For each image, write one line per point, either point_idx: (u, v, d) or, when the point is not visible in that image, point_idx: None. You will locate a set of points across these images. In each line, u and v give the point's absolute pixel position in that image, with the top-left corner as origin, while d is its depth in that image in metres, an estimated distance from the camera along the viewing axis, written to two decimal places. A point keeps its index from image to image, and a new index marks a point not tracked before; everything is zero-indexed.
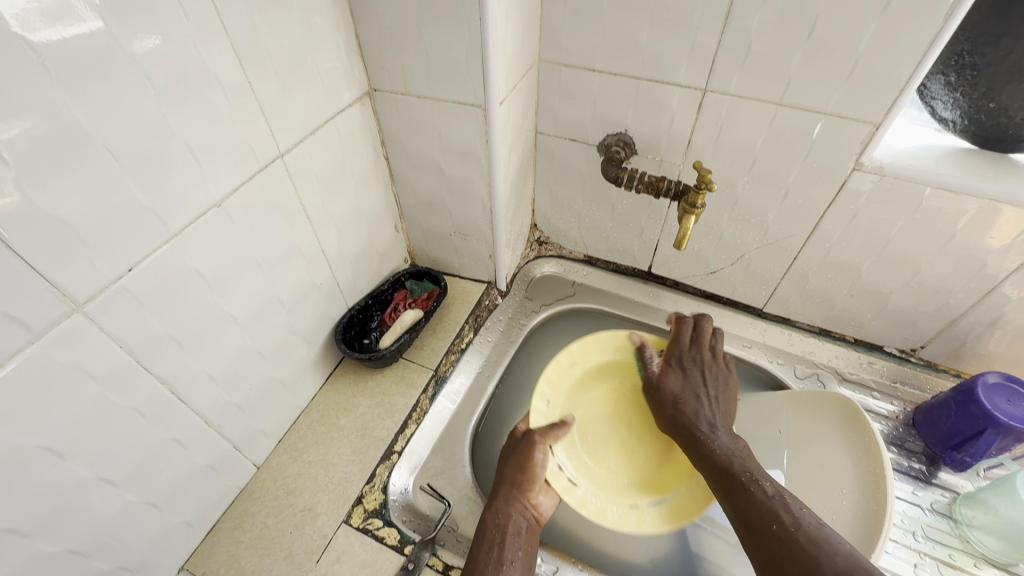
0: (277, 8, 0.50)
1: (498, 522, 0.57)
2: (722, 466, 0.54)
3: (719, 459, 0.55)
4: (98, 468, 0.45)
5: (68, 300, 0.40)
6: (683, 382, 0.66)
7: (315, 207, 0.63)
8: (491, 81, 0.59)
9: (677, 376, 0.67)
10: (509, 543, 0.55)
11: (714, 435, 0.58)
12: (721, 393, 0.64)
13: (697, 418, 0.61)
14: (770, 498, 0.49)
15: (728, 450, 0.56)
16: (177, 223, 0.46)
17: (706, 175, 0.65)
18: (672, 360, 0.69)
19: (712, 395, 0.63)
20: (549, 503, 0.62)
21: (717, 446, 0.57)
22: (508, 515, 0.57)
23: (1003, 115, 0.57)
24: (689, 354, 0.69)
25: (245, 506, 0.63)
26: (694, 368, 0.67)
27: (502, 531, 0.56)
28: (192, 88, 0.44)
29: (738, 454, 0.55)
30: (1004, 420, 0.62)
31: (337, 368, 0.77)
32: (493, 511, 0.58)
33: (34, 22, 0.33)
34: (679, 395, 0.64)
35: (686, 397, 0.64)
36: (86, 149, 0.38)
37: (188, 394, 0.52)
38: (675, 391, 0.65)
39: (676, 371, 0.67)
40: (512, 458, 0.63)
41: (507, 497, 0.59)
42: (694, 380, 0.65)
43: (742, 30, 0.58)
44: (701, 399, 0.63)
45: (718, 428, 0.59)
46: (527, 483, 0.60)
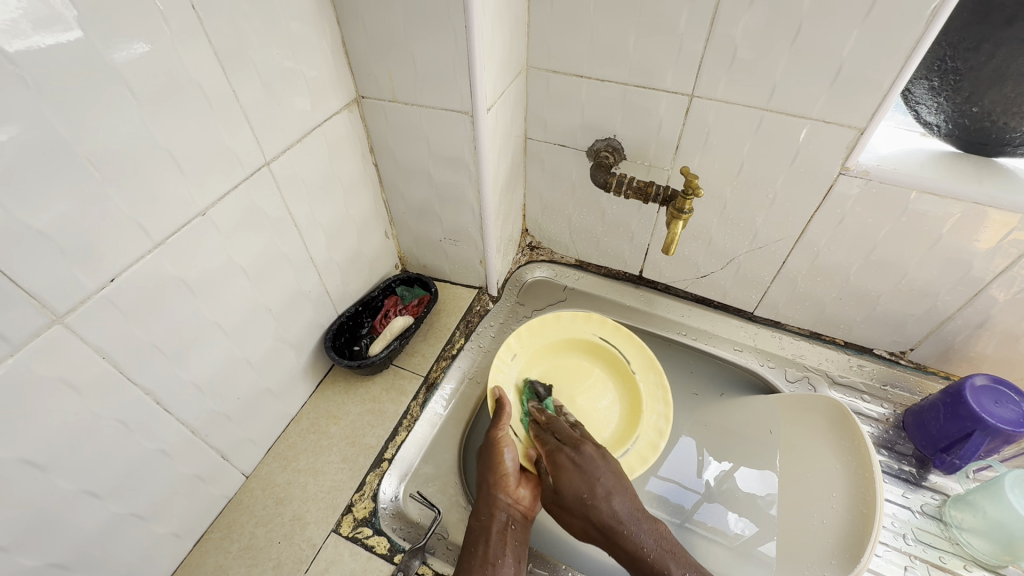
0: (261, 16, 0.50)
1: (482, 524, 0.57)
2: (643, 565, 0.53)
3: (643, 557, 0.53)
4: (81, 480, 0.45)
5: (48, 310, 0.39)
6: (586, 476, 0.59)
7: (303, 215, 0.63)
8: (477, 88, 0.59)
9: (574, 469, 0.59)
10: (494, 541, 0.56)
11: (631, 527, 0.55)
12: (614, 471, 0.60)
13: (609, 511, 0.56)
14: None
15: (651, 547, 0.54)
16: (161, 233, 0.46)
17: (693, 181, 0.65)
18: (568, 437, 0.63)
19: (612, 477, 0.59)
20: (533, 496, 0.62)
21: (636, 543, 0.54)
22: (489, 513, 0.58)
23: (986, 120, 0.57)
24: (572, 444, 0.62)
25: (234, 515, 0.63)
26: (585, 454, 0.61)
27: (487, 528, 0.57)
28: (175, 97, 0.44)
29: (657, 550, 0.54)
30: (991, 421, 0.62)
31: (327, 375, 0.77)
32: (476, 513, 0.58)
33: (22, 28, 0.34)
34: (591, 487, 0.58)
35: (594, 488, 0.57)
36: (66, 160, 0.38)
37: (173, 404, 0.52)
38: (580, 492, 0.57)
39: (570, 467, 0.60)
40: (486, 455, 0.63)
41: (487, 496, 0.59)
42: (595, 473, 0.59)
43: (727, 36, 0.58)
44: (610, 486, 0.58)
45: (626, 505, 0.57)
46: (504, 480, 0.60)
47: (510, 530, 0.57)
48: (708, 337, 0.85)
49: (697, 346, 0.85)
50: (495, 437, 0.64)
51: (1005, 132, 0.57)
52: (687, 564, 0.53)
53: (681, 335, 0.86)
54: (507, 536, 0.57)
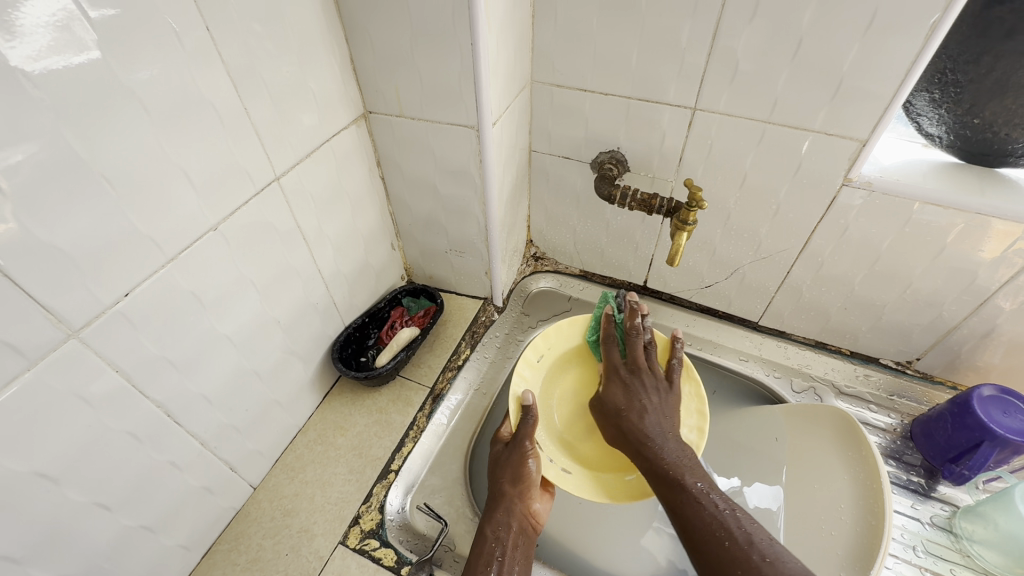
0: (272, 35, 0.51)
1: (499, 533, 0.56)
2: (660, 475, 0.54)
3: (660, 465, 0.54)
4: (94, 493, 0.46)
5: (64, 326, 0.40)
6: (626, 393, 0.62)
7: (311, 228, 0.64)
8: (483, 103, 0.60)
9: (619, 386, 0.64)
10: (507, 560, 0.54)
11: (659, 438, 0.57)
12: (664, 403, 0.61)
13: (640, 418, 0.59)
14: (722, 516, 0.48)
15: (673, 458, 0.55)
16: (173, 248, 0.47)
17: (696, 193, 0.66)
18: (638, 362, 0.64)
19: (665, 412, 0.60)
20: (545, 509, 0.63)
21: (662, 453, 0.55)
22: (507, 524, 0.57)
23: (987, 130, 0.57)
24: (633, 368, 0.64)
25: (242, 527, 0.63)
26: (640, 379, 0.63)
27: (504, 545, 0.55)
28: (187, 114, 0.45)
29: (679, 460, 0.54)
30: (999, 432, 0.62)
31: (334, 386, 0.78)
32: (493, 522, 0.57)
33: (41, 48, 0.34)
34: (626, 403, 0.61)
35: (631, 402, 0.61)
36: (84, 178, 0.39)
37: (184, 417, 0.52)
38: (619, 399, 0.62)
39: (619, 383, 0.64)
40: (506, 461, 0.62)
41: (507, 506, 0.59)
42: (642, 391, 0.62)
43: (729, 50, 0.59)
44: (649, 407, 0.60)
45: (661, 426, 0.58)
46: (524, 484, 0.61)
47: (523, 542, 0.57)
48: (713, 347, 0.85)
49: (702, 356, 0.85)
50: (520, 446, 0.63)
51: (1006, 143, 0.58)
52: (704, 479, 0.52)
53: (687, 344, 0.86)
54: (519, 548, 0.56)
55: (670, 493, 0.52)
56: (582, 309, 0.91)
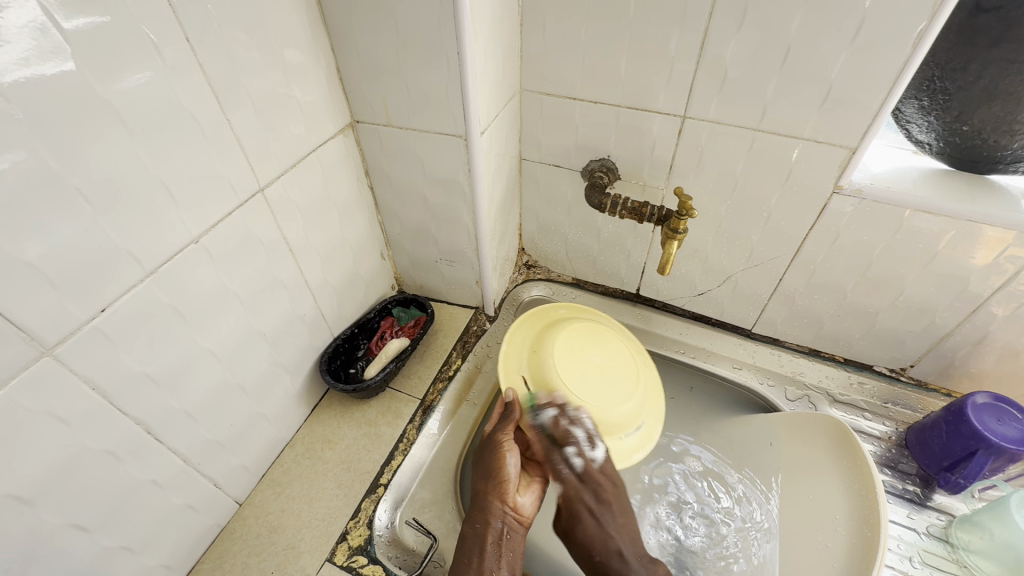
0: (256, 46, 0.50)
1: (477, 533, 0.56)
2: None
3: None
4: (70, 514, 0.44)
5: (38, 343, 0.39)
6: (599, 531, 0.58)
7: (297, 240, 0.63)
8: (471, 112, 0.60)
9: (591, 522, 0.58)
10: (489, 556, 0.54)
11: (625, 549, 0.57)
12: (625, 531, 0.59)
13: (614, 564, 0.56)
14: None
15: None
16: (153, 262, 0.46)
17: (686, 202, 0.65)
18: (568, 438, 0.63)
19: (620, 523, 0.59)
20: (532, 502, 0.61)
21: (626, 570, 0.56)
22: (484, 521, 0.57)
23: (977, 138, 0.57)
24: (596, 496, 0.60)
25: (227, 545, 0.62)
26: (607, 510, 0.59)
27: (482, 541, 0.55)
28: (167, 126, 0.44)
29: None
30: (994, 440, 0.61)
31: (323, 398, 0.76)
32: (469, 521, 0.58)
33: (20, 57, 0.34)
34: (602, 542, 0.57)
35: (605, 546, 0.57)
36: (57, 191, 0.38)
37: (165, 433, 0.51)
38: (591, 538, 0.58)
39: (588, 489, 0.60)
40: (483, 458, 0.62)
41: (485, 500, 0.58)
42: (610, 517, 0.59)
43: (717, 60, 0.59)
44: (615, 536, 0.58)
45: (626, 544, 0.58)
46: (502, 480, 0.59)
47: (506, 539, 0.57)
48: (706, 355, 0.84)
49: (695, 364, 0.84)
50: (496, 441, 0.62)
51: (996, 150, 0.58)
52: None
53: (680, 353, 0.85)
54: (502, 546, 0.56)
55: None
56: None
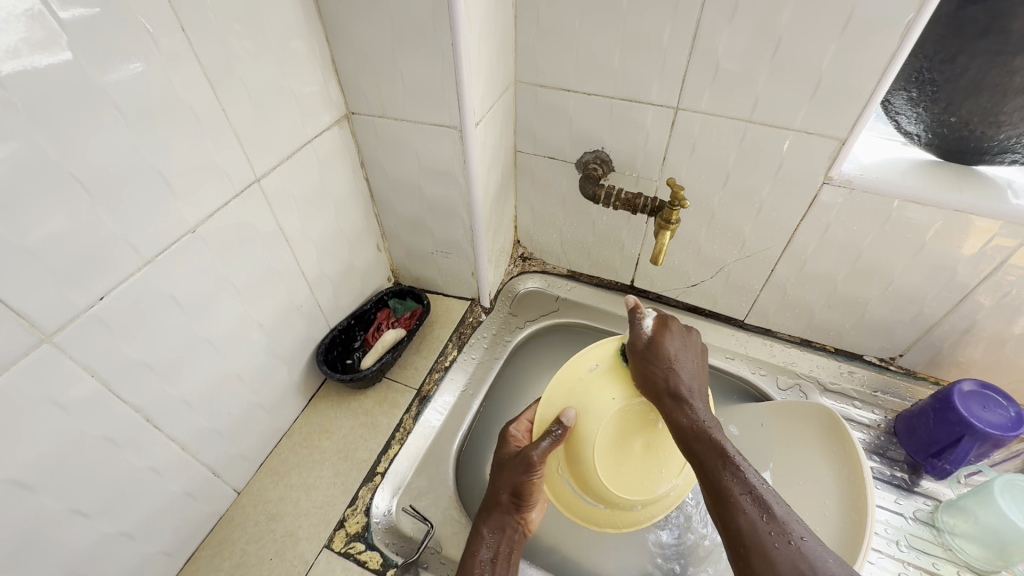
0: (252, 36, 0.51)
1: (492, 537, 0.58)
2: (700, 436, 0.50)
3: (699, 430, 0.50)
4: (70, 500, 0.45)
5: (38, 330, 0.40)
6: (679, 344, 0.59)
7: (294, 230, 0.64)
8: (466, 103, 0.60)
9: (671, 334, 0.60)
10: (500, 562, 0.57)
11: (698, 406, 0.53)
12: (699, 369, 0.58)
13: (688, 395, 0.54)
14: (758, 488, 0.43)
15: (705, 421, 0.51)
16: (151, 250, 0.46)
17: (679, 192, 0.66)
18: (664, 324, 0.61)
19: (692, 358, 0.59)
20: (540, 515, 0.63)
21: (697, 412, 0.53)
22: (502, 529, 0.59)
23: (964, 129, 0.58)
24: (649, 342, 0.59)
25: (226, 532, 0.63)
26: (676, 334, 0.60)
27: (495, 549, 0.57)
28: (163, 116, 0.45)
29: (735, 451, 0.47)
30: (980, 426, 0.63)
31: (320, 389, 0.77)
32: (491, 526, 0.59)
33: (16, 48, 0.34)
34: (674, 360, 0.57)
35: (677, 377, 0.56)
36: (54, 180, 0.38)
37: (163, 421, 0.52)
38: (665, 350, 0.58)
39: (671, 334, 0.60)
40: (510, 467, 0.61)
41: (504, 514, 0.59)
42: (687, 358, 0.58)
43: (709, 51, 0.59)
44: (685, 365, 0.57)
45: (697, 400, 0.54)
46: (523, 501, 0.60)
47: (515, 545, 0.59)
48: None
49: None
50: (526, 457, 0.59)
51: (983, 141, 0.58)
52: (737, 449, 0.48)
53: None
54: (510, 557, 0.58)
55: (710, 463, 0.47)
56: (569, 309, 0.91)
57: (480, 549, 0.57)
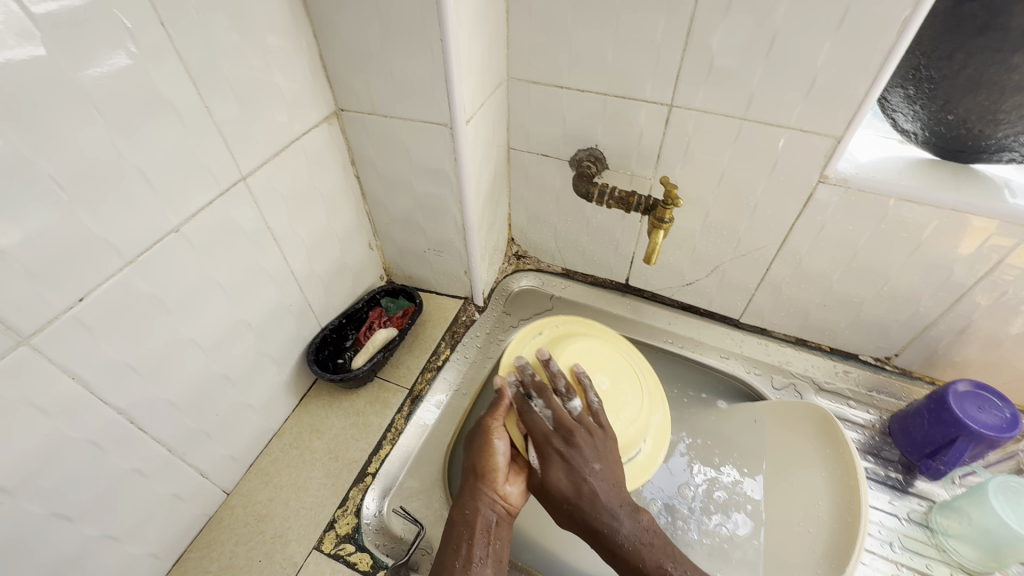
0: (235, 32, 0.50)
1: (466, 518, 0.56)
2: (625, 561, 0.53)
3: (621, 552, 0.53)
4: (51, 503, 0.44)
5: (14, 333, 0.39)
6: (570, 470, 0.56)
7: (282, 229, 0.63)
8: (456, 100, 0.59)
9: (558, 463, 0.56)
10: (477, 542, 0.54)
11: (602, 490, 0.55)
12: (614, 464, 0.57)
13: (594, 503, 0.54)
14: (660, 562, 0.52)
15: (633, 539, 0.53)
16: (133, 250, 0.46)
17: (672, 191, 0.65)
18: (571, 428, 0.58)
19: (602, 456, 0.57)
20: (520, 490, 0.61)
21: (619, 538, 0.53)
22: (475, 508, 0.57)
23: (962, 126, 0.57)
24: (564, 436, 0.58)
25: (214, 534, 0.62)
26: (578, 450, 0.57)
27: (469, 532, 0.55)
28: (143, 113, 0.44)
29: (638, 541, 0.53)
30: (974, 427, 0.62)
31: (311, 388, 0.77)
32: (459, 509, 0.57)
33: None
34: (574, 488, 0.55)
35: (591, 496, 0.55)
36: (32, 179, 0.38)
37: (148, 423, 0.51)
38: (564, 487, 0.55)
39: (560, 460, 0.57)
40: (472, 446, 0.61)
41: (470, 495, 0.58)
42: (580, 458, 0.56)
43: (703, 47, 0.59)
44: (593, 471, 0.56)
45: (613, 502, 0.55)
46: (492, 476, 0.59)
47: (496, 528, 0.56)
48: (695, 345, 0.85)
49: (684, 354, 0.84)
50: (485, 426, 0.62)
51: (980, 139, 0.58)
52: (666, 554, 0.53)
53: (668, 343, 0.85)
54: (491, 534, 0.56)
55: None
56: (563, 308, 0.90)
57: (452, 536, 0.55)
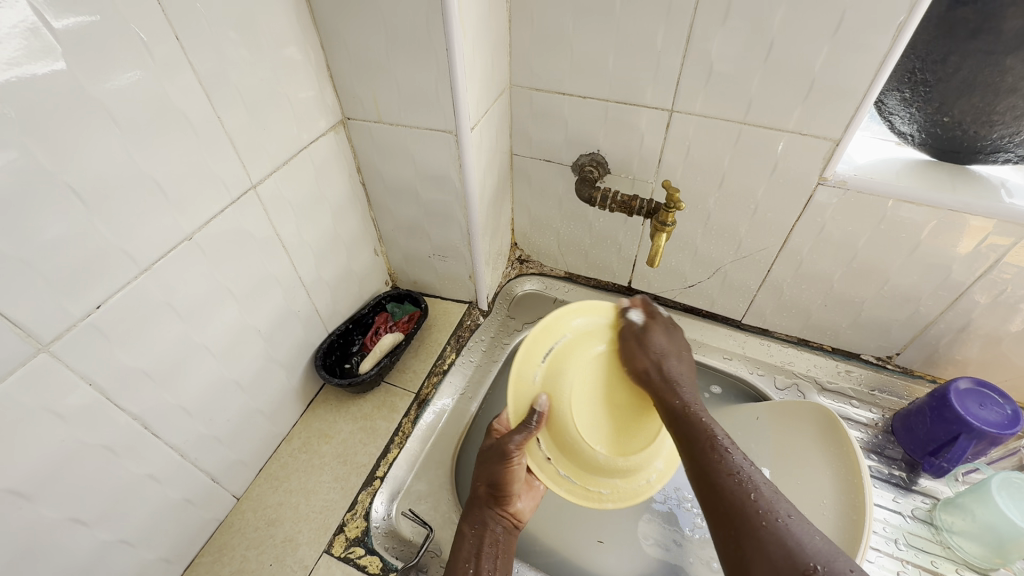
0: (247, 44, 0.51)
1: (476, 532, 0.58)
2: (693, 440, 0.48)
3: (696, 430, 0.49)
4: (68, 508, 0.45)
5: (33, 340, 0.40)
6: (660, 352, 0.59)
7: (290, 236, 0.64)
8: (461, 108, 0.60)
9: (642, 352, 0.59)
10: (485, 556, 0.56)
11: (684, 396, 0.54)
12: (687, 367, 0.58)
13: (692, 394, 0.54)
14: (748, 476, 0.43)
15: (711, 424, 0.49)
16: (147, 259, 0.46)
17: (674, 195, 0.66)
18: (641, 328, 0.62)
19: (681, 362, 0.58)
20: (528, 507, 0.63)
21: (708, 426, 0.49)
22: (484, 523, 0.59)
23: (957, 129, 0.58)
24: (640, 331, 0.62)
25: (225, 539, 0.63)
26: (673, 347, 0.60)
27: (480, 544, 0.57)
28: (158, 125, 0.45)
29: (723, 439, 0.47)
30: (976, 424, 0.63)
31: (319, 394, 0.77)
32: (471, 522, 0.59)
33: (16, 58, 0.35)
34: (666, 377, 0.56)
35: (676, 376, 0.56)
36: (50, 190, 0.38)
37: (162, 429, 0.52)
38: (667, 372, 0.57)
39: (648, 338, 0.61)
40: (487, 459, 0.61)
41: (484, 508, 0.60)
42: (678, 359, 0.58)
43: (703, 54, 0.60)
44: (680, 370, 0.57)
45: (697, 399, 0.53)
46: (501, 492, 0.60)
47: (501, 543, 0.58)
48: (698, 347, 0.86)
49: None
50: (501, 446, 0.59)
51: (976, 141, 0.58)
52: (739, 448, 0.46)
53: None
54: (498, 548, 0.58)
55: (704, 461, 0.46)
56: None
57: (465, 547, 0.57)
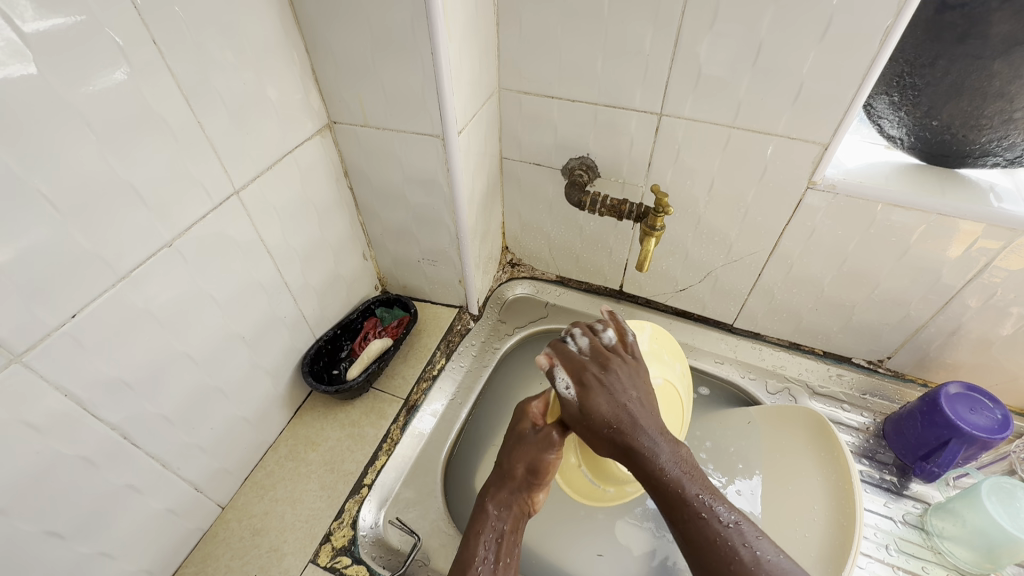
0: (228, 48, 0.50)
1: (500, 513, 0.56)
2: (661, 487, 0.46)
3: (661, 479, 0.46)
4: (45, 521, 0.44)
5: (6, 350, 0.39)
6: (611, 397, 0.50)
7: (276, 241, 0.63)
8: (447, 111, 0.59)
9: (599, 388, 0.51)
10: (505, 542, 0.54)
11: (652, 444, 0.47)
12: (645, 394, 0.51)
13: (635, 428, 0.48)
14: (727, 532, 0.43)
15: (672, 467, 0.46)
16: (125, 266, 0.46)
17: (663, 199, 0.66)
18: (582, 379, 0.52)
19: (635, 393, 0.51)
20: (545, 500, 0.62)
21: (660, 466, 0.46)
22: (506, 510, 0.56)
23: (945, 132, 0.58)
24: (600, 361, 0.54)
25: (209, 549, 0.62)
26: (616, 373, 0.52)
27: (501, 529, 0.55)
28: (136, 130, 0.44)
29: (678, 472, 0.46)
30: (967, 429, 0.63)
31: (306, 401, 0.76)
32: (497, 502, 0.57)
33: (1, 59, 0.35)
34: (616, 415, 0.49)
35: (622, 414, 0.49)
36: (22, 197, 0.38)
37: (143, 439, 0.51)
38: (603, 412, 0.50)
39: (598, 385, 0.51)
40: (529, 443, 0.59)
41: (513, 491, 0.58)
42: (619, 383, 0.51)
43: (691, 57, 0.59)
44: (634, 405, 0.50)
45: (652, 429, 0.48)
46: (538, 477, 0.58)
47: (515, 532, 0.56)
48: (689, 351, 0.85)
49: None
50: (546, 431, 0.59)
51: (965, 145, 0.58)
52: (704, 487, 0.46)
53: None
54: (511, 536, 0.55)
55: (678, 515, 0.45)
56: (558, 315, 0.90)
57: (485, 529, 0.55)
